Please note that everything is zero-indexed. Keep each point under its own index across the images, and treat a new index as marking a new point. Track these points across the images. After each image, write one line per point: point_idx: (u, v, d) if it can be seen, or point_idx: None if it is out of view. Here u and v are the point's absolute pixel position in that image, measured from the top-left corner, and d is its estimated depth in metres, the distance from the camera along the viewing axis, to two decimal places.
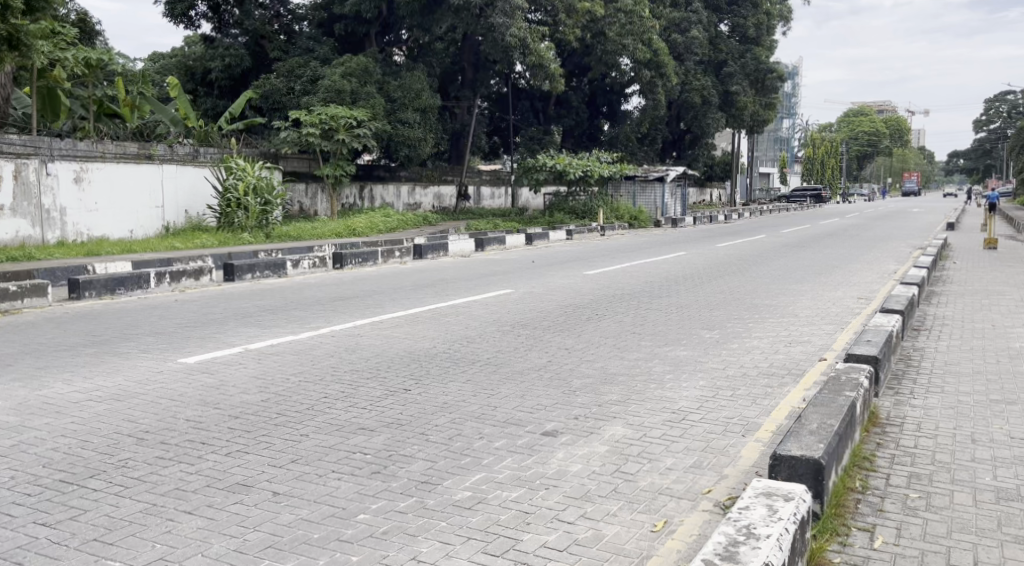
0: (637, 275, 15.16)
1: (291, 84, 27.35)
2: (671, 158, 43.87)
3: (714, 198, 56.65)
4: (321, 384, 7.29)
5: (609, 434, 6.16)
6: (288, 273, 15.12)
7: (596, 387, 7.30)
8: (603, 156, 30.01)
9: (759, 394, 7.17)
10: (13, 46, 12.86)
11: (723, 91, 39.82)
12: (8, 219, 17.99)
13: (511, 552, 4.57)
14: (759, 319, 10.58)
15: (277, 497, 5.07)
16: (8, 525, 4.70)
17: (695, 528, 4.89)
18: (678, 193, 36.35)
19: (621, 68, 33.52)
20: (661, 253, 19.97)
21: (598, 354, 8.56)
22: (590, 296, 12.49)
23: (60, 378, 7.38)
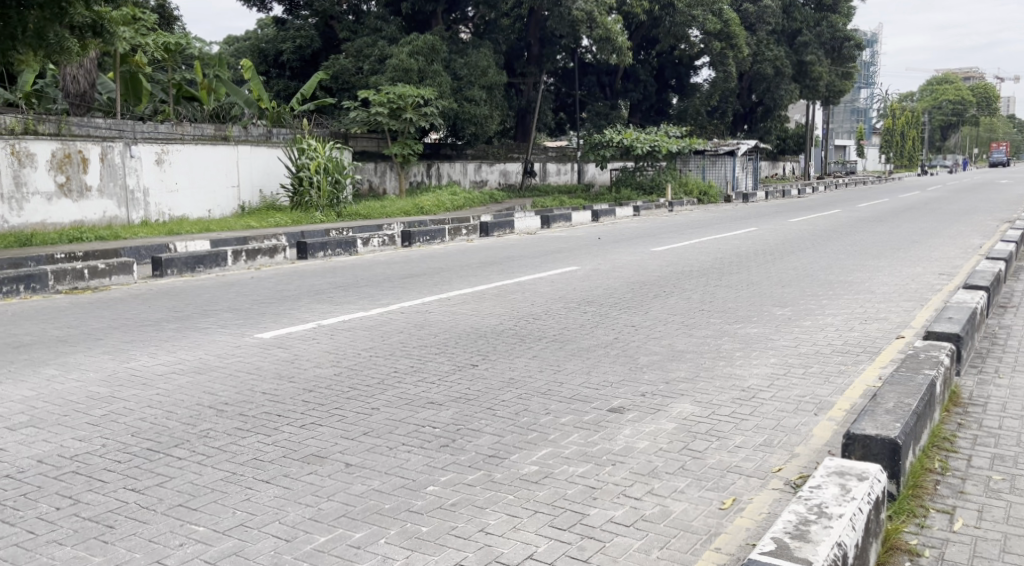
0: (705, 252, 15.06)
1: (360, 64, 27.64)
2: (742, 131, 43.41)
3: (788, 172, 55.90)
4: (391, 359, 7.49)
5: (677, 411, 6.23)
6: (359, 251, 15.39)
7: (664, 364, 7.37)
8: (672, 131, 29.76)
9: (833, 372, 7.17)
10: (97, 33, 13.27)
11: (797, 61, 39.18)
12: (96, 200, 18.70)
13: (578, 526, 4.67)
14: (834, 296, 10.46)
15: (350, 468, 5.26)
16: (100, 490, 4.96)
17: (764, 506, 4.94)
18: (749, 167, 35.87)
19: (690, 40, 33.21)
20: (733, 228, 19.80)
21: (666, 331, 8.60)
22: (658, 273, 12.47)
23: (144, 351, 7.71)
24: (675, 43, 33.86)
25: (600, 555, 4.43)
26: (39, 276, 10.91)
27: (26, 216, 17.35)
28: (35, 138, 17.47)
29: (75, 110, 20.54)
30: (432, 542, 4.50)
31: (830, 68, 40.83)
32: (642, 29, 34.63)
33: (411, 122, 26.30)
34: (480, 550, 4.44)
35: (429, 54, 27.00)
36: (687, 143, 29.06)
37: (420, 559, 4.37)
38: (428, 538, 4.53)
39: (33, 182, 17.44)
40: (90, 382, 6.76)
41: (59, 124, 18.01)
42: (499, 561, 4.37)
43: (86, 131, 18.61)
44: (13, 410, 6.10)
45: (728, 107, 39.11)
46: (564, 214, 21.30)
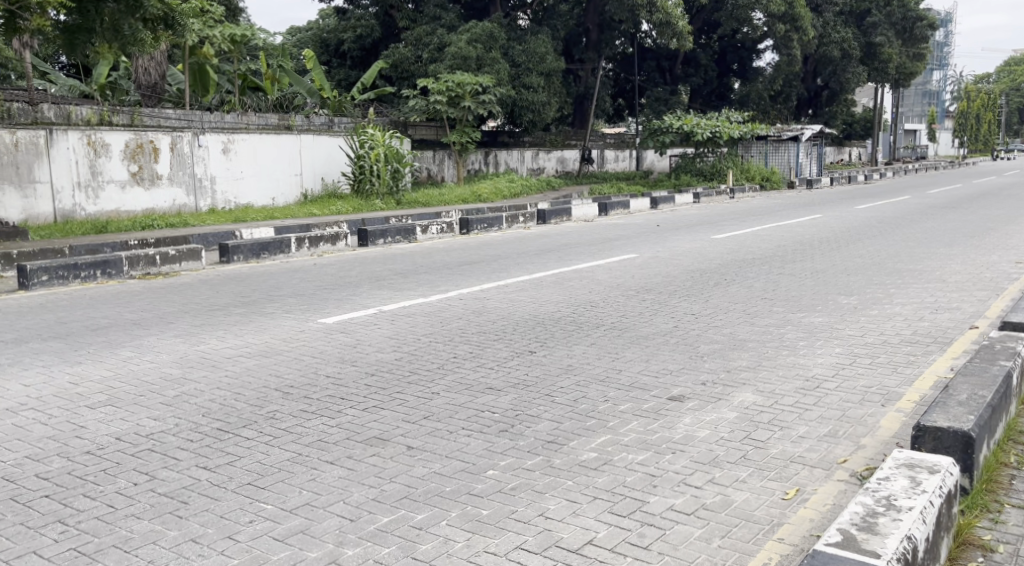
0: (767, 239, 14.93)
1: (419, 52, 27.84)
2: (807, 116, 42.81)
3: (855, 157, 54.90)
4: (451, 345, 7.61)
5: (738, 400, 6.25)
6: (418, 239, 15.56)
7: (725, 353, 7.38)
8: (734, 117, 29.45)
9: (901, 362, 7.13)
10: (170, 25, 13.57)
11: (866, 42, 38.40)
12: (165, 188, 19.21)
13: (638, 513, 4.73)
14: (902, 285, 10.33)
15: (412, 451, 5.39)
16: (174, 467, 5.16)
17: (829, 498, 4.94)
18: (813, 152, 35.31)
19: (753, 23, 32.71)
20: (797, 215, 19.54)
21: (728, 319, 8.60)
22: (719, 261, 12.43)
23: (213, 334, 7.94)
24: (739, 26, 33.39)
25: (660, 542, 4.48)
26: (114, 261, 11.26)
27: (100, 204, 17.97)
28: (110, 128, 18.03)
29: (146, 101, 21.06)
30: (492, 525, 4.58)
31: (900, 50, 39.93)
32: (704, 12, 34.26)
33: (469, 110, 26.40)
34: (539, 534, 4.51)
35: (488, 42, 27.16)
36: (749, 128, 28.74)
37: (480, 541, 4.45)
38: (488, 521, 4.62)
39: (107, 171, 18.03)
40: (163, 364, 7.00)
41: (132, 115, 18.69)
42: (558, 544, 4.43)
43: (157, 121, 19.11)
44: (92, 390, 6.36)
45: (791, 92, 38.50)
46: (622, 202, 21.29)
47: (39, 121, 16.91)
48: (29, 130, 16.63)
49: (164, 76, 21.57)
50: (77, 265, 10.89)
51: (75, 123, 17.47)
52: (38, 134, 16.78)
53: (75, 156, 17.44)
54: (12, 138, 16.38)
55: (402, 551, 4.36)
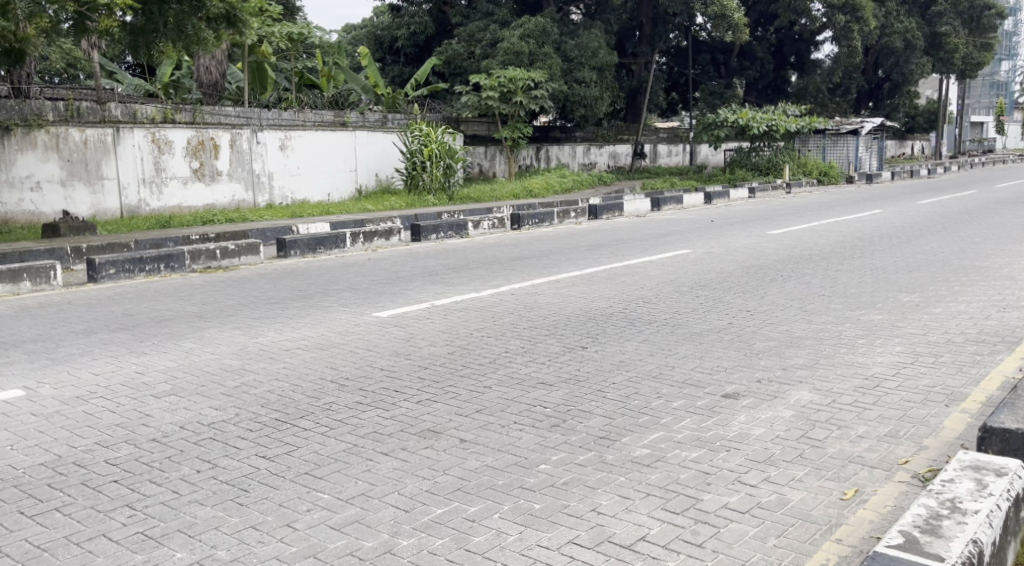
0: (825, 235, 14.75)
1: (472, 48, 27.98)
2: (867, 108, 42.17)
3: (917, 151, 53.90)
4: (504, 340, 7.69)
5: (794, 398, 6.24)
6: (470, 234, 15.66)
7: (781, 351, 7.36)
8: (791, 110, 29.12)
9: (966, 362, 7.05)
10: (231, 23, 13.81)
11: (931, 32, 37.62)
12: (225, 184, 19.60)
13: (692, 511, 4.76)
14: (965, 282, 10.16)
15: (464, 444, 5.48)
16: (235, 455, 5.31)
17: (889, 499, 4.91)
18: (874, 146, 34.69)
19: (812, 14, 32.23)
20: (858, 210, 19.25)
21: (784, 316, 8.56)
22: (775, 257, 12.34)
23: (272, 327, 8.13)
24: (796, 17, 32.90)
25: (714, 540, 4.50)
26: (177, 255, 11.53)
27: (164, 199, 18.47)
28: (172, 126, 18.50)
29: (207, 99, 21.31)
30: (545, 519, 4.64)
31: (966, 39, 39.04)
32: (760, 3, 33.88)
33: (521, 105, 26.44)
34: (592, 529, 4.57)
35: (540, 37, 27.21)
36: (807, 122, 28.40)
37: (533, 535, 4.52)
38: (541, 515, 4.68)
39: (170, 167, 18.52)
40: (223, 355, 7.19)
41: (194, 112, 18.96)
42: (611, 540, 4.48)
43: (217, 118, 19.51)
44: (156, 379, 6.56)
45: (852, 84, 37.91)
46: (675, 197, 21.17)
47: (105, 119, 17.46)
48: (96, 128, 17.21)
49: (224, 74, 21.84)
50: (142, 259, 11.18)
51: (140, 121, 17.97)
52: (105, 132, 17.35)
53: (140, 153, 17.97)
54: (81, 136, 17.02)
55: (455, 543, 4.44)
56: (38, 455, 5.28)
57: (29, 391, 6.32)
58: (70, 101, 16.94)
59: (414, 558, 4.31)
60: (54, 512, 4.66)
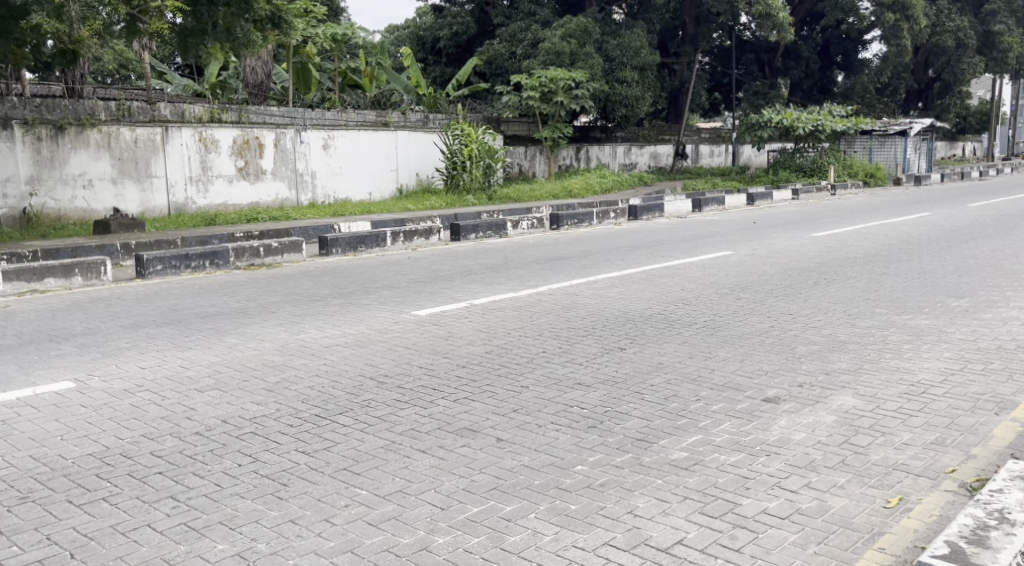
0: (871, 238, 14.60)
1: (514, 48, 28.06)
2: (917, 109, 41.63)
3: (967, 152, 53.02)
4: (541, 340, 7.75)
5: (836, 404, 6.23)
6: (509, 234, 15.72)
7: (824, 355, 7.33)
8: (836, 111, 28.83)
9: (1016, 369, 6.97)
10: (277, 24, 13.99)
11: (984, 31, 37.01)
12: (269, 183, 19.85)
13: (729, 515, 4.77)
14: (1016, 287, 10.02)
15: (501, 443, 5.54)
16: (276, 450, 5.42)
17: (935, 508, 4.86)
18: (923, 147, 34.18)
19: (860, 12, 31.85)
20: (907, 213, 19.02)
21: (827, 320, 8.52)
22: (819, 260, 12.25)
23: (313, 324, 8.24)
24: (844, 15, 32.51)
25: (752, 546, 4.50)
26: (221, 252, 11.72)
27: (210, 197, 18.77)
28: (219, 125, 18.79)
29: (252, 99, 21.59)
30: (580, 521, 4.69)
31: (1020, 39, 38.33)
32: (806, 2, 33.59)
33: (561, 105, 26.46)
34: (628, 532, 4.60)
35: (582, 37, 27.20)
36: (853, 122, 28.10)
37: (569, 535, 4.56)
38: (577, 516, 4.72)
39: (217, 165, 18.82)
40: (266, 351, 7.32)
41: (240, 112, 19.32)
42: (647, 543, 4.51)
43: (263, 118, 19.78)
44: (200, 374, 6.70)
45: (901, 84, 37.39)
46: (717, 197, 21.08)
47: (155, 119, 17.80)
48: (146, 127, 17.56)
49: (269, 74, 22.12)
50: (188, 256, 11.38)
51: (188, 121, 18.30)
52: (155, 131, 17.69)
53: (187, 152, 18.29)
54: (132, 135, 17.39)
55: (491, 541, 4.50)
56: (86, 446, 5.43)
57: (79, 383, 6.49)
58: (121, 101, 17.29)
59: (450, 556, 4.38)
60: (101, 502, 4.79)
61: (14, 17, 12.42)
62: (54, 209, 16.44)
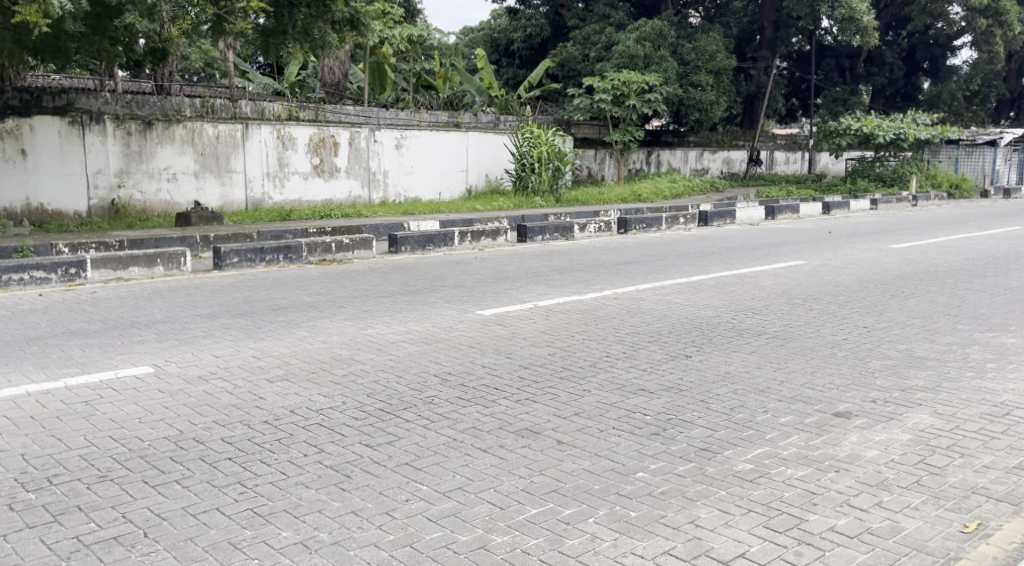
0: (955, 252, 14.25)
1: (587, 51, 28.16)
2: (1007, 119, 40.46)
3: None
4: (605, 344, 7.79)
5: (911, 422, 6.14)
6: (575, 236, 15.81)
7: (899, 371, 7.24)
8: (921, 119, 28.16)
9: None
10: (354, 26, 14.24)
11: None
12: (343, 180, 20.17)
13: (795, 530, 4.75)
14: None
15: (563, 446, 5.60)
16: (340, 442, 5.56)
17: (1016, 535, 4.77)
18: (1012, 158, 33.20)
19: (949, 17, 31.03)
20: (990, 227, 18.50)
21: (903, 335, 8.39)
22: (897, 272, 12.04)
23: (382, 320, 8.40)
24: (932, 20, 31.71)
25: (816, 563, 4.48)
26: (295, 247, 11.99)
27: (286, 193, 19.19)
28: (297, 123, 19.18)
29: (329, 98, 22.07)
30: (640, 528, 4.73)
31: None
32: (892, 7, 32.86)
33: (634, 109, 26.44)
34: (689, 542, 4.63)
35: (657, 40, 27.07)
36: (937, 131, 27.41)
37: (628, 542, 4.61)
38: (637, 524, 4.76)
39: (293, 163, 19.22)
40: (335, 344, 7.50)
41: (317, 111, 19.68)
42: (709, 554, 4.53)
43: (338, 116, 20.11)
44: (271, 364, 6.90)
45: (990, 92, 36.35)
46: (791, 205, 20.84)
47: (236, 116, 18.23)
48: (228, 124, 18.02)
49: (346, 74, 22.61)
50: (263, 250, 11.66)
51: (267, 118, 18.70)
52: (236, 128, 18.15)
53: (266, 148, 18.72)
54: (214, 131, 17.86)
55: (550, 544, 4.56)
56: (161, 429, 5.64)
57: (156, 368, 6.74)
58: (205, 98, 17.77)
59: (508, 556, 4.46)
60: (173, 484, 4.98)
61: (109, 17, 12.86)
62: (140, 201, 17.03)
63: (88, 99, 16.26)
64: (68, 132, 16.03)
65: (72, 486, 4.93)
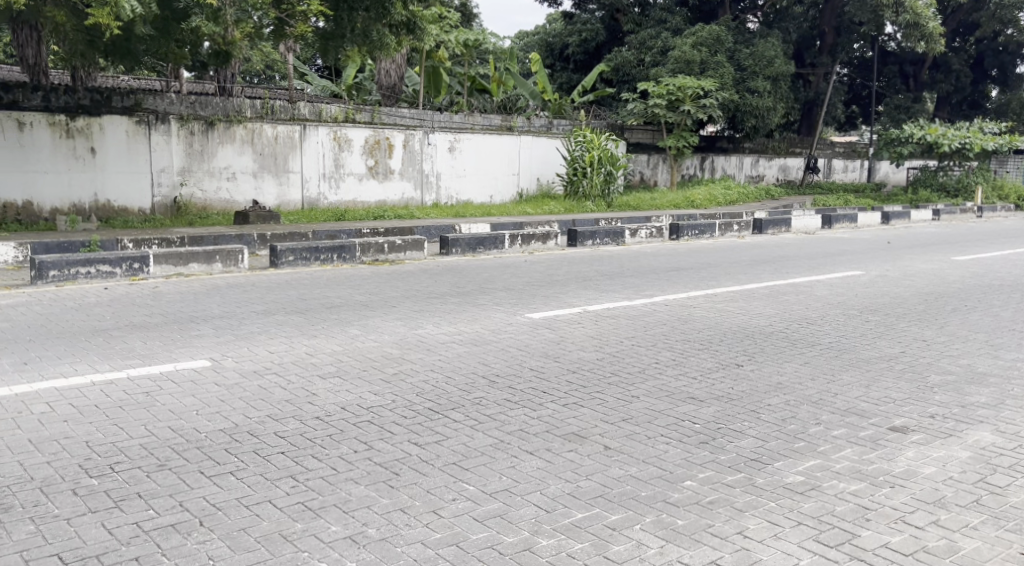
0: (1020, 265, 13.93)
1: (642, 56, 28.07)
2: None
3: None
4: (655, 350, 7.78)
5: (971, 439, 6.04)
6: (627, 241, 15.77)
7: (960, 386, 7.11)
8: (987, 128, 27.54)
9: None
10: (411, 29, 14.54)
11: None
12: (397, 182, 20.34)
13: (847, 545, 4.70)
14: None
15: (609, 452, 5.61)
16: (389, 440, 5.62)
17: None
18: None
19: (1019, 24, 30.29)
20: None
21: (965, 350, 8.24)
22: (960, 285, 11.82)
23: (432, 320, 8.46)
24: (1001, 28, 31.00)
25: None
26: (348, 247, 12.12)
27: (341, 194, 19.41)
28: (353, 125, 19.38)
29: (385, 101, 22.34)
30: (687, 537, 4.72)
31: None
32: (960, 13, 32.15)
33: (689, 113, 26.30)
34: (736, 552, 4.60)
35: (714, 45, 26.94)
36: (1004, 142, 26.77)
37: (675, 551, 4.60)
38: (684, 532, 4.75)
39: (349, 164, 19.43)
40: (385, 343, 7.58)
41: (373, 113, 19.85)
42: None
43: (393, 119, 20.30)
44: (323, 361, 7.00)
45: None
46: (849, 215, 20.52)
47: (295, 117, 18.47)
48: (286, 126, 18.29)
49: (402, 77, 22.77)
50: (318, 248, 11.82)
51: (325, 120, 18.94)
52: (294, 129, 18.41)
53: (323, 149, 18.97)
54: (273, 132, 18.14)
55: (595, 549, 4.57)
56: (217, 421, 5.75)
57: (213, 362, 6.88)
58: (265, 99, 18.02)
59: (553, 558, 4.47)
60: (228, 475, 5.08)
61: (177, 19, 13.33)
62: (201, 199, 17.37)
63: (155, 99, 16.61)
64: (136, 132, 16.42)
65: (132, 474, 5.06)
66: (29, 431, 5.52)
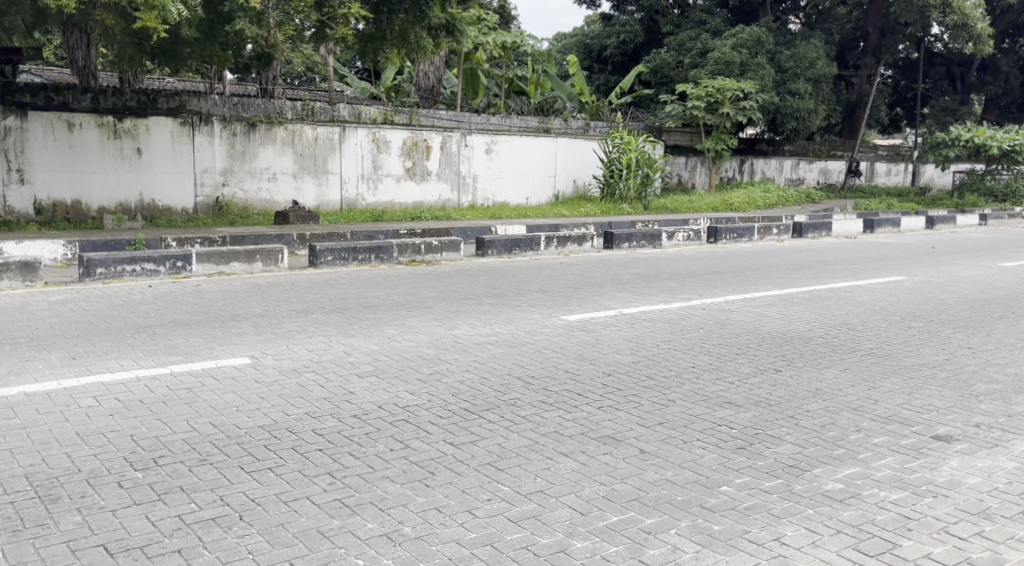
0: None
1: (681, 58, 27.90)
2: None
3: None
4: (692, 354, 7.74)
5: (1017, 449, 5.95)
6: (664, 244, 15.70)
7: (1006, 395, 7.00)
8: None
9: None
10: (450, 31, 14.68)
11: None
12: (434, 183, 20.43)
13: (887, 555, 4.66)
14: None
15: (645, 455, 5.60)
16: (425, 439, 5.66)
17: None
18: None
19: None
20: None
21: (1011, 358, 8.11)
22: (1007, 291, 11.62)
23: (468, 321, 8.49)
24: None
25: None
26: (386, 247, 12.19)
27: (379, 195, 19.53)
28: (392, 127, 19.47)
29: (424, 103, 22.41)
30: (723, 542, 4.70)
31: None
32: (1009, 14, 31.60)
33: (728, 116, 26.12)
34: (773, 559, 4.58)
35: (754, 47, 26.70)
36: None
37: (710, 556, 4.58)
38: (720, 537, 4.74)
39: (387, 165, 19.54)
40: (422, 343, 7.62)
41: (411, 114, 19.93)
42: None
43: (431, 121, 20.39)
44: (360, 360, 7.06)
45: None
46: (892, 219, 20.26)
47: (335, 119, 18.60)
48: (326, 127, 18.42)
49: (440, 79, 22.85)
50: (357, 248, 11.92)
51: (364, 121, 19.05)
52: (333, 130, 18.55)
53: (361, 151, 19.10)
54: (314, 133, 18.29)
55: (630, 552, 4.57)
56: (256, 418, 5.82)
57: (253, 359, 6.96)
58: (306, 101, 18.16)
59: (587, 561, 4.48)
60: (267, 471, 5.14)
61: (221, 22, 13.64)
62: (242, 199, 17.56)
63: (199, 101, 16.83)
64: (180, 133, 16.65)
65: (175, 468, 5.14)
66: (75, 423, 5.63)
